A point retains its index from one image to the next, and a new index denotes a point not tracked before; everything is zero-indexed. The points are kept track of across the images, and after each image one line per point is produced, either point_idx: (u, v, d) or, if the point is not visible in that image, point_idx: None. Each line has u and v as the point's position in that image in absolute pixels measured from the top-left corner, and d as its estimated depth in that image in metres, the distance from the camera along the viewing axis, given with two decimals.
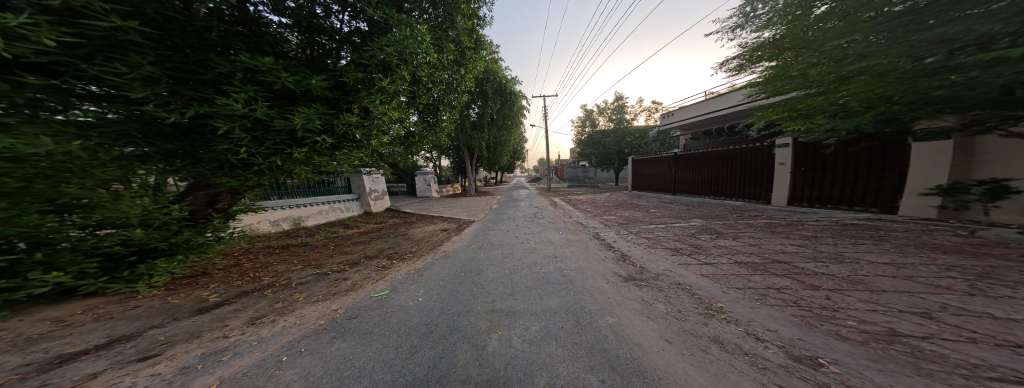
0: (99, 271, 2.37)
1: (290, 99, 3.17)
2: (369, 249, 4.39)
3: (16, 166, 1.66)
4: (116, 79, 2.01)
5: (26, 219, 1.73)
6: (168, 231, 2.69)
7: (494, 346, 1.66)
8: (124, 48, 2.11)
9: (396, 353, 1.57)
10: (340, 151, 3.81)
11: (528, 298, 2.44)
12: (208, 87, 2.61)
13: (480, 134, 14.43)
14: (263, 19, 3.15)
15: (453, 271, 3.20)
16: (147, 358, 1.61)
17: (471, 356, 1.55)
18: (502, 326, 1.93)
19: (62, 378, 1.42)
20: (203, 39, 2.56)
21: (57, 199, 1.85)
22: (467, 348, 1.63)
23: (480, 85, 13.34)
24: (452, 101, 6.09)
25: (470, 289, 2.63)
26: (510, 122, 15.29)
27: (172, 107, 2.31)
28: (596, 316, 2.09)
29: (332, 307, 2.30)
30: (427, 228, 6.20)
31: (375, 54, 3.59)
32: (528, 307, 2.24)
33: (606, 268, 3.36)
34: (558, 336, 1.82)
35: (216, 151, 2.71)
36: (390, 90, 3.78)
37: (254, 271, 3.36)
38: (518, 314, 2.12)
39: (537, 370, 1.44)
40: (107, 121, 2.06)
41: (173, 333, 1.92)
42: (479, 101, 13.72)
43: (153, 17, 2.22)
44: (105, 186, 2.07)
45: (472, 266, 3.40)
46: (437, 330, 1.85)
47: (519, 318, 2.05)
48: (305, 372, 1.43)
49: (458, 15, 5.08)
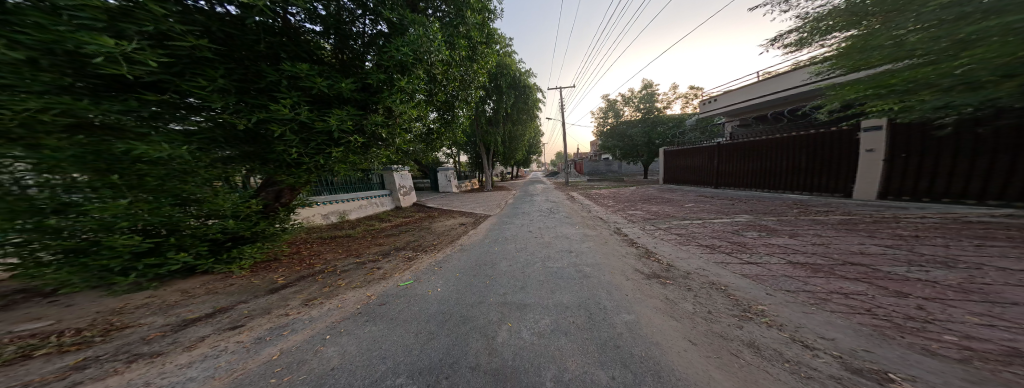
0: (209, 253, 2.90)
1: (324, 104, 3.42)
2: (398, 241, 4.70)
3: (153, 168, 2.19)
4: (201, 91, 2.40)
5: (164, 209, 2.31)
6: (248, 222, 3.10)
7: (504, 337, 1.76)
8: (202, 64, 2.48)
9: (415, 339, 1.72)
10: (370, 150, 4.04)
11: (543, 291, 2.52)
12: (264, 95, 2.93)
13: (496, 129, 14.43)
14: (302, 28, 3.35)
15: (468, 263, 3.36)
16: (235, 327, 1.92)
17: (483, 345, 1.67)
18: (513, 318, 2.03)
19: (184, 338, 1.77)
20: (256, 51, 2.87)
21: (180, 194, 2.41)
22: (479, 337, 1.75)
23: (495, 79, 13.24)
24: (468, 96, 6.12)
25: (484, 281, 2.76)
26: (524, 117, 15.16)
27: (241, 114, 2.70)
28: (611, 313, 2.12)
29: (366, 293, 2.54)
30: (448, 222, 6.48)
31: (393, 55, 3.71)
32: (538, 301, 2.32)
33: (628, 264, 3.34)
34: (568, 330, 1.88)
35: (276, 152, 3.06)
36: (408, 90, 3.92)
37: (310, 258, 3.76)
38: (528, 307, 2.21)
39: (546, 363, 1.53)
40: (195, 128, 2.50)
41: (253, 308, 2.24)
42: (494, 95, 13.66)
43: (218, 35, 2.60)
44: (209, 184, 2.62)
45: (487, 259, 3.54)
46: (451, 319, 1.98)
47: (530, 311, 2.14)
48: (343, 350, 1.61)
49: (468, 10, 5.04)
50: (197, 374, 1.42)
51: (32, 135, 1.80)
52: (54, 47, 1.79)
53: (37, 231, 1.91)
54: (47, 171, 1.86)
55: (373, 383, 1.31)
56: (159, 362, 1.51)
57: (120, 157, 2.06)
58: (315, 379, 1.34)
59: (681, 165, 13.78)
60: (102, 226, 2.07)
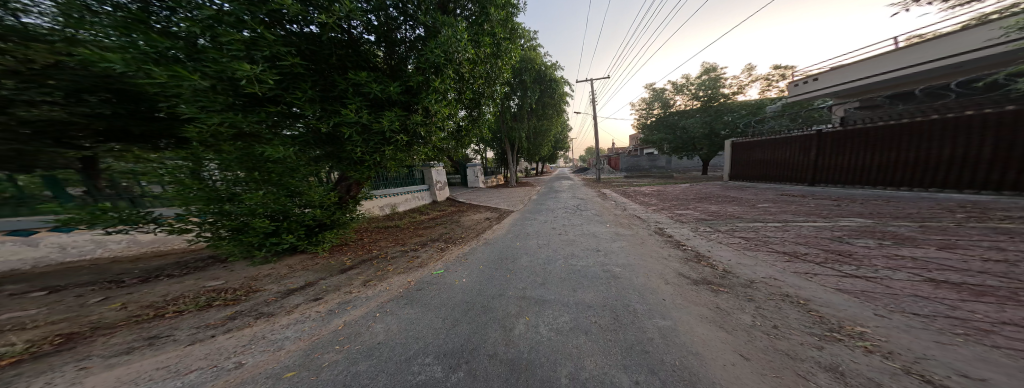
0: (307, 234, 3.59)
1: (381, 103, 3.82)
2: (433, 233, 5.03)
3: (276, 165, 3.10)
4: (298, 101, 3.19)
5: (285, 200, 3.19)
6: (326, 210, 3.64)
7: (521, 330, 1.84)
8: (298, 77, 3.31)
9: (443, 324, 1.88)
10: (413, 148, 4.30)
11: (567, 290, 2.52)
12: (337, 101, 3.55)
13: (523, 125, 14.32)
14: (362, 40, 3.77)
15: (491, 256, 3.51)
16: (316, 299, 2.31)
17: (501, 335, 1.76)
18: (531, 312, 2.09)
19: (284, 304, 2.23)
20: (329, 62, 3.57)
21: (290, 187, 3.24)
22: (498, 327, 1.85)
23: (520, 73, 13.08)
24: (494, 91, 6.12)
25: (505, 275, 2.85)
26: (551, 111, 14.83)
27: (323, 119, 3.37)
28: (643, 318, 2.03)
29: (407, 279, 2.79)
30: (475, 216, 6.75)
31: (428, 57, 3.96)
32: (558, 298, 2.35)
33: (673, 268, 3.10)
34: (590, 330, 1.88)
35: (348, 153, 3.68)
36: (441, 90, 4.10)
37: (369, 245, 4.22)
38: (547, 303, 2.25)
39: (562, 359, 1.56)
40: (299, 135, 3.40)
41: (327, 285, 2.63)
42: (519, 91, 13.52)
43: (304, 49, 3.34)
44: (308, 177, 3.41)
45: (509, 253, 3.66)
46: (474, 308, 2.11)
47: (549, 308, 2.18)
48: (388, 327, 1.83)
49: (492, 7, 5.08)
50: (285, 334, 1.76)
51: (217, 143, 2.92)
52: (221, 74, 2.84)
53: (219, 213, 2.92)
54: (226, 170, 2.95)
55: (407, 360, 1.47)
56: (270, 321, 1.96)
57: (257, 157, 3.04)
58: (365, 351, 1.55)
59: (750, 160, 12.29)
60: (251, 210, 2.98)
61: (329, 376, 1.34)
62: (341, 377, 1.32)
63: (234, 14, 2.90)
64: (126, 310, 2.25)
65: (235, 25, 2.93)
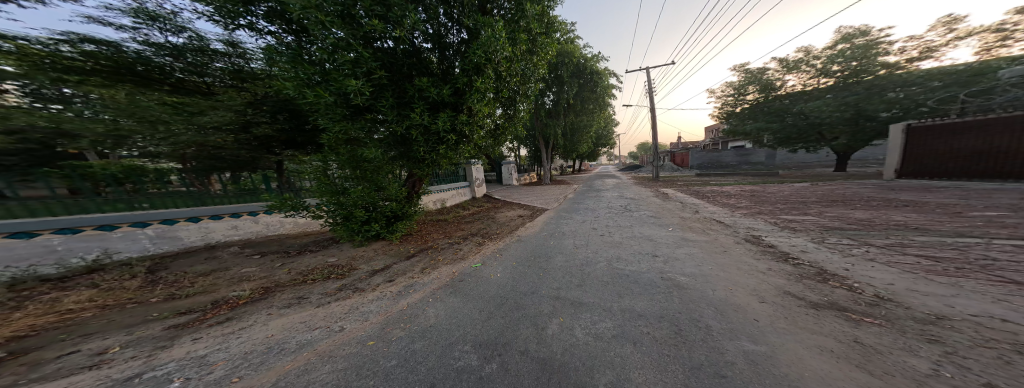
0: (389, 223, 4.14)
1: (438, 105, 4.21)
2: (471, 228, 5.29)
3: (375, 167, 3.80)
4: (384, 109, 3.74)
5: (375, 195, 3.80)
6: (400, 202, 4.13)
7: (554, 330, 1.81)
8: (383, 88, 3.85)
9: (479, 315, 1.98)
10: (460, 147, 4.47)
11: (609, 296, 2.35)
12: (402, 105, 3.99)
13: (561, 121, 13.84)
14: (422, 50, 4.17)
15: (525, 254, 3.52)
16: (391, 281, 2.66)
17: (533, 333, 1.76)
18: (565, 313, 2.04)
19: (370, 282, 2.62)
20: (402, 73, 4.08)
21: (380, 183, 3.84)
22: (530, 325, 1.85)
23: (555, 68, 12.68)
24: (529, 88, 5.99)
25: (539, 273, 2.84)
26: (592, 105, 14.03)
27: (399, 123, 3.86)
28: (719, 336, 1.69)
29: (452, 269, 3.03)
30: (508, 213, 6.86)
31: (472, 58, 4.12)
32: (596, 301, 2.24)
33: (777, 285, 2.42)
34: (640, 340, 1.71)
35: (418, 153, 4.13)
36: (483, 89, 4.23)
37: (426, 236, 4.66)
38: (585, 306, 2.16)
39: (600, 366, 1.48)
40: (381, 138, 4.00)
41: (400, 270, 2.99)
42: (553, 86, 13.13)
43: (387, 62, 3.87)
44: (390, 174, 3.96)
45: (542, 251, 3.61)
46: (506, 303, 2.17)
47: (586, 310, 2.10)
48: (436, 313, 2.00)
49: (529, 2, 4.98)
50: (367, 309, 2.03)
51: (331, 146, 3.66)
52: (340, 91, 3.51)
53: (338, 204, 3.66)
54: (342, 168, 3.69)
55: (449, 346, 1.57)
56: (360, 296, 2.30)
57: (359, 158, 3.68)
58: (418, 331, 1.72)
59: (936, 149, 8.79)
60: (361, 195, 3.65)
61: (393, 350, 1.49)
62: (399, 352, 1.47)
63: (344, 39, 3.48)
64: (291, 273, 2.97)
65: (345, 47, 3.49)
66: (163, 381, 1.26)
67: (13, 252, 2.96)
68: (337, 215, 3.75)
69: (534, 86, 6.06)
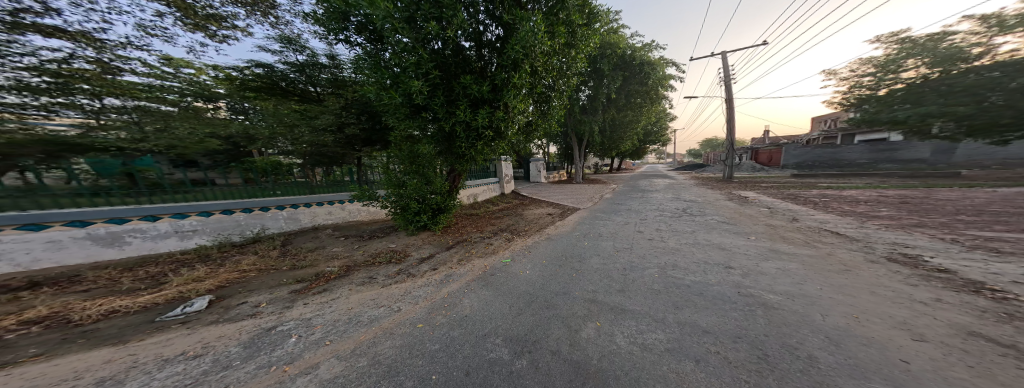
0: (436, 212, 4.60)
1: (478, 102, 4.40)
2: (501, 224, 5.44)
3: (430, 171, 4.40)
4: (436, 108, 4.15)
5: (425, 187, 4.34)
6: (443, 196, 4.55)
7: (590, 334, 1.70)
8: (438, 87, 4.21)
9: (508, 310, 2.00)
10: (496, 143, 4.70)
11: (656, 307, 2.13)
12: (448, 101, 4.31)
13: (601, 117, 12.98)
14: (464, 50, 4.45)
15: (555, 253, 3.50)
16: (435, 269, 2.95)
17: (566, 334, 1.67)
18: (604, 319, 1.91)
19: (420, 269, 2.96)
20: (449, 71, 4.42)
21: (429, 178, 4.38)
22: (562, 325, 1.77)
23: (593, 64, 11.97)
24: (567, 85, 5.75)
25: (571, 274, 2.77)
26: (638, 98, 12.85)
27: (445, 121, 4.24)
28: (829, 372, 1.34)
29: (485, 262, 3.20)
30: (537, 211, 6.85)
31: (509, 55, 4.19)
32: (639, 310, 2.07)
33: (946, 321, 1.76)
34: (705, 359, 1.51)
35: (460, 150, 4.51)
36: (518, 85, 4.28)
37: (461, 229, 4.98)
38: (627, 313, 2.02)
39: (647, 379, 1.33)
40: (431, 134, 4.42)
41: (441, 261, 3.27)
42: (591, 80, 12.29)
43: (441, 60, 4.25)
44: (434, 167, 4.48)
45: (575, 252, 3.53)
46: (535, 302, 2.15)
47: (630, 319, 1.94)
48: (468, 304, 2.10)
49: None
50: (418, 294, 2.28)
51: (396, 141, 4.47)
52: (404, 93, 3.98)
53: (399, 195, 4.25)
54: (401, 164, 4.32)
55: (482, 337, 1.59)
56: (411, 282, 2.58)
57: (416, 153, 4.31)
58: (456, 321, 1.80)
59: None
60: (419, 185, 4.26)
61: (437, 335, 1.59)
62: (439, 338, 1.55)
63: (409, 43, 3.89)
64: (365, 254, 3.58)
65: (406, 47, 3.90)
66: (285, 336, 1.60)
67: (222, 225, 4.12)
68: (395, 206, 4.35)
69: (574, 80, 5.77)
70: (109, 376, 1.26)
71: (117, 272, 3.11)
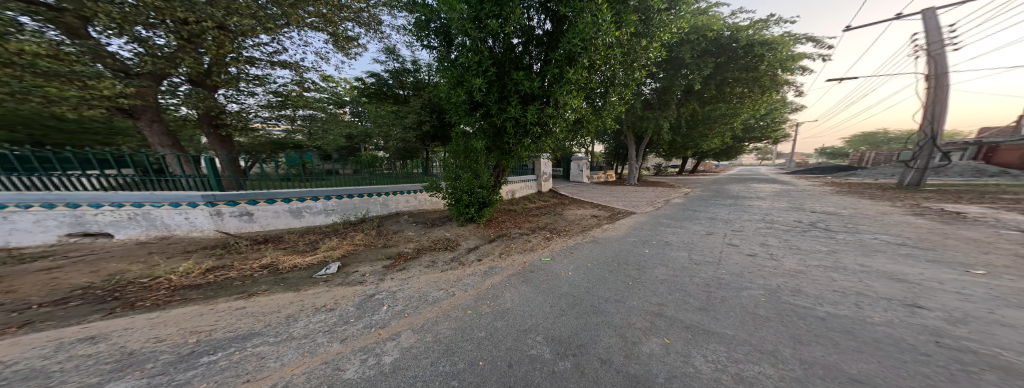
0: (482, 204, 4.78)
1: (528, 98, 4.24)
2: (539, 222, 5.31)
3: (478, 164, 4.49)
4: (493, 108, 4.14)
5: (477, 180, 4.54)
6: (488, 190, 4.73)
7: (652, 349, 1.47)
8: (497, 86, 4.17)
9: (550, 310, 1.92)
10: (544, 140, 4.47)
11: (745, 328, 1.69)
12: (498, 96, 4.16)
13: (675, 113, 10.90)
14: (515, 49, 4.21)
15: (603, 257, 3.21)
16: (478, 262, 3.06)
17: (619, 344, 1.49)
18: (672, 335, 1.62)
19: (467, 259, 3.20)
20: (501, 68, 4.24)
21: (478, 173, 4.53)
22: (612, 334, 1.60)
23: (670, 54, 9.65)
24: (631, 77, 5.01)
25: (625, 281, 2.49)
26: (732, 84, 10.12)
27: (497, 117, 4.20)
28: None
29: (524, 259, 3.17)
30: (580, 211, 6.39)
31: (562, 49, 3.86)
32: (726, 332, 1.65)
33: None
34: None
35: (508, 144, 4.51)
36: (575, 79, 3.86)
37: (502, 224, 5.02)
38: (704, 332, 1.66)
39: None
40: (482, 129, 4.45)
41: (484, 254, 3.38)
42: (663, 72, 10.20)
43: (496, 56, 4.08)
44: (485, 161, 4.66)
45: (627, 257, 3.18)
46: (581, 304, 2.01)
47: (708, 339, 1.58)
48: (510, 299, 2.13)
49: None
50: (468, 283, 2.48)
51: (459, 138, 4.56)
52: (465, 92, 4.04)
53: (455, 188, 4.54)
54: (450, 158, 4.56)
55: (523, 332, 1.61)
56: (456, 273, 2.75)
57: (475, 148, 4.44)
58: (499, 312, 1.89)
59: None
60: (473, 177, 4.50)
61: (483, 324, 1.72)
62: (487, 327, 1.68)
63: (473, 42, 3.75)
64: (427, 241, 3.99)
65: (477, 38, 3.71)
66: (378, 304, 2.03)
67: (344, 206, 4.92)
68: (449, 196, 4.65)
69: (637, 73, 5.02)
70: (292, 313, 1.91)
71: (298, 236, 4.18)
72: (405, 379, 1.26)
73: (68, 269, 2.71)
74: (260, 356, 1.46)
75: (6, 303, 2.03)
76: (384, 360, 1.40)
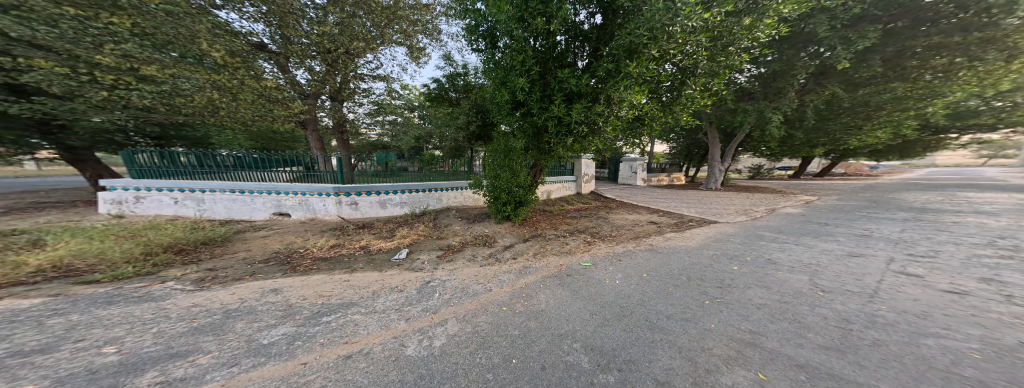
0: (517, 203, 4.77)
1: (573, 96, 4.04)
2: (580, 224, 4.99)
3: (513, 167, 4.51)
4: (536, 113, 4.06)
5: (518, 179, 4.49)
6: (525, 189, 4.65)
7: (737, 382, 1.08)
8: (542, 85, 4.05)
9: (591, 317, 1.71)
10: (591, 138, 4.15)
11: (925, 381, 1.07)
12: (541, 95, 4.04)
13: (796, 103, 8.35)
14: (559, 46, 4.03)
15: (665, 269, 2.68)
16: (514, 261, 3.05)
17: (685, 368, 1.18)
18: (771, 369, 1.18)
19: (503, 256, 3.25)
20: (545, 65, 4.03)
21: (516, 173, 4.50)
22: (677, 355, 1.28)
23: (798, 29, 7.52)
24: (721, 66, 4.22)
25: (701, 300, 1.98)
26: (919, 51, 6.97)
27: (539, 117, 4.08)
28: None
29: (560, 262, 2.98)
30: (631, 217, 5.66)
31: (623, 40, 3.56)
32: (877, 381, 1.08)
33: None
34: None
35: (547, 143, 4.37)
36: (637, 72, 3.50)
37: (535, 225, 4.91)
38: (827, 373, 1.13)
39: None
40: (522, 129, 4.34)
41: (517, 253, 3.34)
42: (773, 53, 8.21)
43: (541, 56, 3.92)
44: (525, 159, 4.63)
45: (696, 271, 2.61)
46: (632, 317, 1.72)
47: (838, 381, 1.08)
48: (546, 300, 2.01)
49: None
50: (503, 279, 2.51)
51: (501, 139, 4.61)
52: (510, 92, 4.02)
53: (493, 186, 4.60)
54: (489, 157, 4.70)
55: (559, 336, 1.48)
56: (489, 269, 2.81)
57: (515, 146, 4.38)
58: (533, 312, 1.82)
59: None
60: (511, 173, 4.49)
61: (516, 321, 1.69)
62: (520, 325, 1.63)
63: (521, 39, 3.69)
64: (469, 235, 4.24)
65: (527, 35, 3.69)
66: (432, 292, 2.27)
67: (415, 199, 5.60)
68: (489, 193, 4.71)
69: (731, 59, 4.15)
70: (377, 290, 2.37)
71: (383, 224, 4.94)
72: (449, 364, 1.34)
73: (274, 237, 4.21)
74: (356, 323, 1.85)
75: (247, 258, 3.31)
76: (434, 344, 1.54)
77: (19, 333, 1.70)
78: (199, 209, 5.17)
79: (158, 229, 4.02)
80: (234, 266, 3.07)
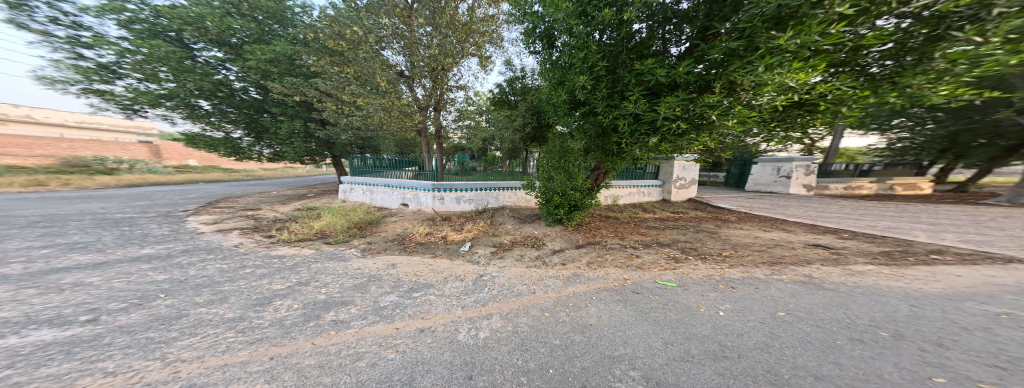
0: (573, 207, 4.35)
1: (658, 90, 3.31)
2: (664, 236, 3.99)
3: (574, 172, 4.10)
4: (603, 114, 3.47)
5: (576, 181, 4.09)
6: (582, 192, 4.22)
7: None
8: (609, 82, 3.46)
9: (662, 348, 1.34)
10: (685, 138, 3.25)
11: None
12: (614, 94, 3.46)
13: None
14: (637, 36, 3.35)
15: (816, 314, 1.76)
16: (591, 265, 2.79)
17: None
18: None
19: (555, 260, 3.01)
20: (620, 58, 3.43)
21: (574, 176, 4.11)
22: None
23: None
24: None
25: (908, 376, 1.14)
26: None
27: (605, 116, 3.51)
28: None
29: (625, 275, 2.51)
30: (758, 235, 4.04)
31: (756, 10, 2.55)
32: None
33: None
34: None
35: (611, 143, 3.76)
36: (792, 47, 2.44)
37: (593, 230, 4.35)
38: None
39: None
40: (584, 129, 3.87)
41: (568, 258, 3.05)
42: None
43: (613, 52, 3.38)
44: (586, 160, 4.22)
45: (913, 332, 1.52)
46: (733, 361, 1.23)
47: None
48: (599, 315, 1.73)
49: None
50: (547, 283, 2.34)
51: (560, 141, 4.27)
52: (571, 91, 3.62)
53: (546, 189, 4.31)
54: (544, 158, 4.42)
55: (610, 359, 1.24)
56: (536, 271, 2.68)
57: (574, 147, 3.98)
58: (579, 325, 1.60)
59: None
60: (566, 175, 4.14)
61: (557, 331, 1.53)
62: (563, 336, 1.46)
63: (587, 34, 3.27)
64: (525, 234, 4.16)
65: (592, 27, 3.23)
66: (482, 285, 2.34)
67: (482, 197, 6.08)
68: (541, 194, 4.45)
69: None
70: (464, 274, 2.65)
71: (462, 219, 5.49)
72: (486, 359, 1.28)
73: (405, 222, 5.48)
74: (431, 303, 2.09)
75: (390, 236, 4.47)
76: (479, 335, 1.53)
77: (302, 270, 2.93)
78: (370, 198, 7.42)
79: (354, 211, 6.06)
80: (380, 241, 4.22)
